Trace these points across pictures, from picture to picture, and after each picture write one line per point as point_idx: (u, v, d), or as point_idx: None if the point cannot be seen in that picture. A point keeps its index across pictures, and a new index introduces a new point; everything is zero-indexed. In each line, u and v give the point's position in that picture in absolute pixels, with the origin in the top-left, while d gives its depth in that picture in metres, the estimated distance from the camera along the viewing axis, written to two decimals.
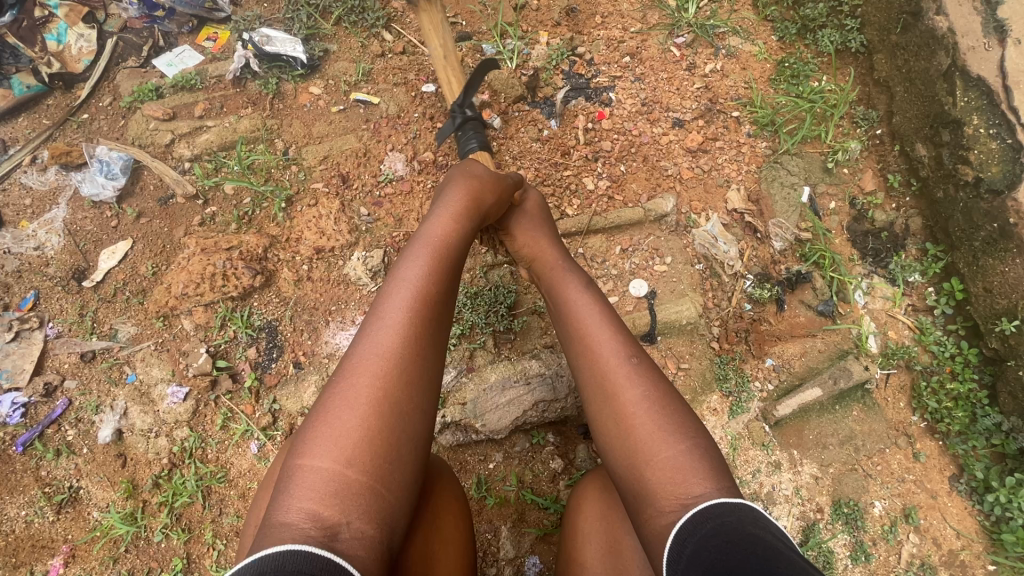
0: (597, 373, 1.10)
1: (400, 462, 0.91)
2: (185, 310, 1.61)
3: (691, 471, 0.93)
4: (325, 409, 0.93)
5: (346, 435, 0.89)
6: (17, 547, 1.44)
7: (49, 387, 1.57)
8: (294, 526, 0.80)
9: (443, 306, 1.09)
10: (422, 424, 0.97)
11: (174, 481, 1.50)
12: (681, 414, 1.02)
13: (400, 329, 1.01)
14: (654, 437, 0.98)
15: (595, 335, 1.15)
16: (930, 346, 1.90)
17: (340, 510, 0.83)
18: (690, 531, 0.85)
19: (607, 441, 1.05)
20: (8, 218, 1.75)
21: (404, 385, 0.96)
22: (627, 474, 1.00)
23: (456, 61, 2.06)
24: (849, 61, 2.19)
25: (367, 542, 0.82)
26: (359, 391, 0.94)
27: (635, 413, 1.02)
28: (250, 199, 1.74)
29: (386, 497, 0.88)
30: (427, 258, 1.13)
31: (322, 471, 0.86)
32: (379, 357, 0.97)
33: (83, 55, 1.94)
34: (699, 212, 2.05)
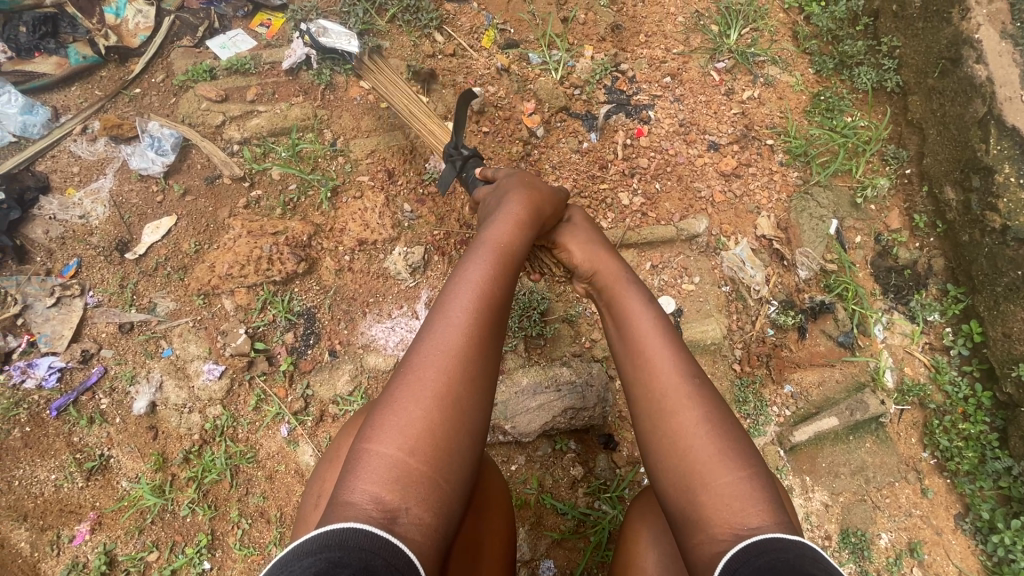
0: (646, 392, 1.08)
1: (457, 453, 0.96)
2: (227, 290, 1.64)
3: (750, 500, 0.92)
4: (395, 399, 0.97)
5: (410, 424, 0.94)
6: (45, 510, 1.46)
7: (86, 354, 1.59)
8: (358, 505, 0.85)
9: (500, 309, 1.13)
10: (480, 418, 1.01)
11: (205, 457, 1.53)
12: (736, 441, 1.00)
13: (466, 328, 1.05)
14: (715, 462, 0.97)
15: (653, 352, 1.11)
16: (944, 385, 1.94)
17: (400, 495, 0.87)
18: (743, 562, 0.83)
19: (658, 461, 1.03)
20: (55, 184, 1.77)
21: (465, 385, 1.00)
22: (681, 492, 0.98)
23: (503, 67, 2.13)
24: (883, 99, 2.24)
25: (424, 527, 0.87)
26: (425, 384, 0.98)
27: (693, 435, 1.00)
28: (296, 186, 1.77)
29: (441, 487, 0.92)
30: (491, 262, 1.17)
31: (386, 457, 0.91)
32: (443, 356, 1.02)
33: (139, 31, 1.96)
34: (729, 235, 2.08)
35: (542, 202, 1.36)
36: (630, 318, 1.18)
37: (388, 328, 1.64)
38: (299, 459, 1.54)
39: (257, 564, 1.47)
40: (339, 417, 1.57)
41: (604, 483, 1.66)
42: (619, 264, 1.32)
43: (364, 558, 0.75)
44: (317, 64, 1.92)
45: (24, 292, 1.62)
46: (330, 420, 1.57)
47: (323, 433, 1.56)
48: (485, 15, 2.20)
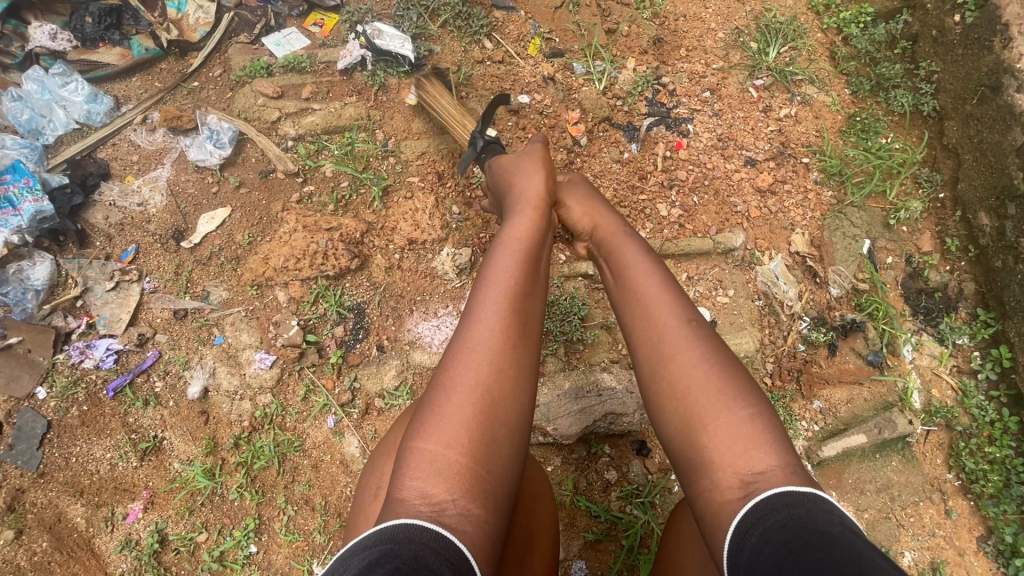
0: (644, 341, 1.04)
1: (506, 433, 0.88)
2: (281, 282, 1.69)
3: (753, 440, 0.88)
4: (431, 395, 0.90)
5: (448, 416, 0.86)
6: (101, 487, 1.51)
7: (142, 338, 1.64)
8: (407, 501, 0.79)
9: (532, 289, 1.03)
10: (525, 397, 0.93)
11: (254, 444, 1.57)
12: (739, 381, 0.95)
13: (501, 310, 0.96)
14: (713, 400, 0.93)
15: (652, 298, 1.08)
16: (971, 408, 1.97)
17: (446, 487, 0.80)
18: (753, 523, 0.79)
19: (659, 410, 0.99)
20: (115, 171, 1.83)
21: (499, 372, 0.91)
22: (682, 438, 0.95)
23: (549, 76, 2.18)
24: (919, 123, 2.26)
25: (475, 520, 0.79)
26: (458, 376, 0.90)
27: (689, 375, 0.97)
28: (348, 184, 1.82)
29: (488, 479, 0.84)
30: (524, 243, 1.09)
31: (429, 452, 0.84)
32: (484, 344, 0.93)
33: (199, 26, 2.01)
34: (763, 250, 2.12)
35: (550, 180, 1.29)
36: (626, 272, 1.15)
37: (434, 327, 1.68)
38: (343, 450, 1.58)
39: (301, 550, 1.51)
40: (384, 411, 1.61)
41: (637, 488, 1.68)
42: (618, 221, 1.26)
43: (414, 550, 0.70)
44: (371, 66, 1.96)
45: (86, 275, 1.68)
46: (376, 413, 1.61)
47: (369, 426, 1.59)
48: (532, 24, 2.25)
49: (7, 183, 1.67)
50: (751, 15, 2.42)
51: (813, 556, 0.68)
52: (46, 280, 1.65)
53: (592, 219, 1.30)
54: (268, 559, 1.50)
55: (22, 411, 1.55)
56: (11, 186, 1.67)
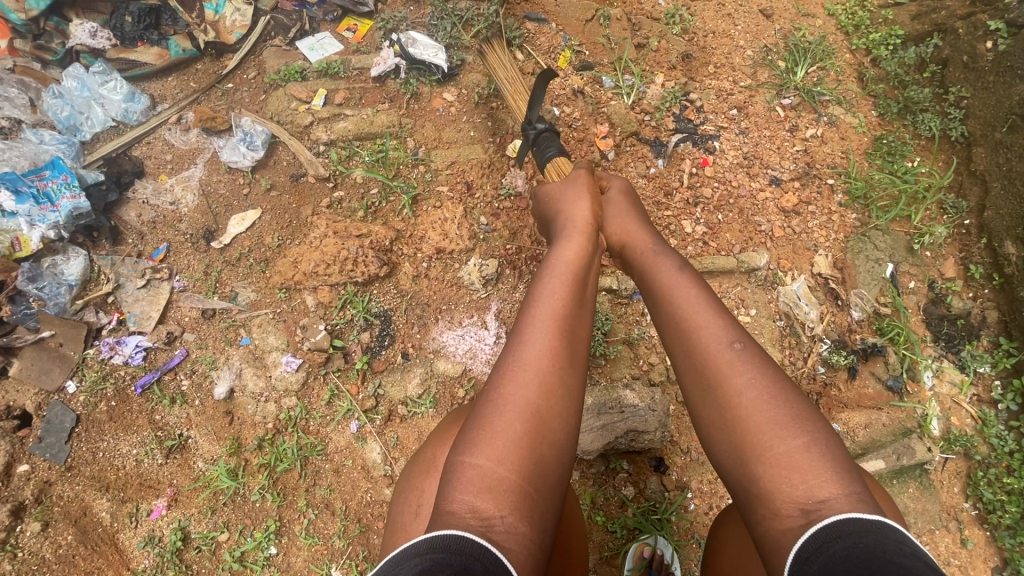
0: (691, 359, 0.99)
1: (552, 449, 0.87)
2: (309, 287, 1.70)
3: (814, 469, 0.81)
4: (480, 414, 0.89)
5: (498, 433, 0.85)
6: (126, 483, 1.53)
7: (170, 336, 1.66)
8: (456, 515, 0.77)
9: (581, 309, 1.03)
10: (575, 417, 0.92)
11: (277, 446, 1.58)
12: (797, 405, 0.89)
13: (553, 327, 0.96)
14: (771, 427, 0.86)
15: (697, 316, 1.01)
16: (990, 438, 1.95)
17: (496, 503, 0.79)
18: (816, 551, 0.73)
19: (709, 433, 0.94)
20: (149, 170, 1.85)
21: (548, 391, 0.90)
22: (735, 463, 0.89)
23: (578, 89, 2.20)
24: (947, 147, 2.25)
25: (521, 537, 0.77)
26: (509, 395, 0.89)
27: (741, 400, 0.90)
28: (378, 190, 1.83)
29: (536, 498, 0.82)
30: (575, 259, 1.11)
31: (479, 467, 0.82)
32: (534, 361, 0.92)
33: (235, 28, 2.03)
34: (786, 270, 2.12)
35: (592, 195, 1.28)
36: (665, 287, 1.09)
37: (459, 336, 1.69)
38: (366, 456, 1.59)
39: (320, 554, 1.52)
40: (407, 418, 1.62)
41: (654, 505, 1.68)
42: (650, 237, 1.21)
43: (464, 561, 0.68)
44: (404, 74, 1.98)
45: (117, 272, 1.70)
46: (398, 420, 1.62)
47: (391, 433, 1.60)
48: (563, 36, 2.27)
49: (46, 179, 1.69)
50: (780, 33, 2.42)
51: None
52: (79, 275, 1.67)
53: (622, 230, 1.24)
54: (287, 561, 1.51)
55: (52, 404, 1.57)
56: (50, 183, 1.68)
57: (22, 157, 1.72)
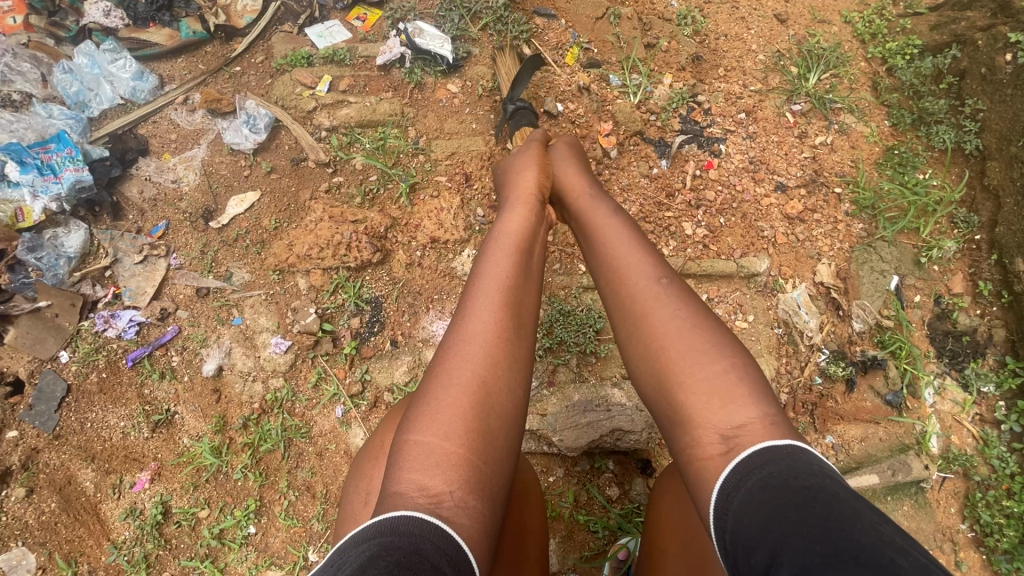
0: (625, 303, 1.05)
1: (502, 420, 0.86)
2: (303, 270, 1.71)
3: (729, 394, 0.87)
4: (427, 388, 0.89)
5: (445, 408, 0.85)
6: (111, 454, 1.55)
7: (164, 312, 1.68)
8: (404, 495, 0.76)
9: (525, 276, 1.05)
10: (523, 384, 0.92)
11: (262, 426, 1.59)
12: (715, 335, 0.95)
13: (500, 300, 0.97)
14: (691, 357, 0.92)
15: (628, 263, 1.09)
16: (991, 459, 1.89)
17: (444, 478, 0.78)
18: (737, 484, 0.77)
19: (646, 379, 0.99)
20: (153, 148, 1.87)
21: (493, 360, 0.90)
22: (668, 405, 0.94)
23: (584, 86, 2.18)
24: (960, 160, 2.19)
25: (471, 512, 0.77)
26: (459, 368, 0.89)
27: (665, 333, 0.97)
28: (377, 178, 1.83)
29: (487, 472, 0.82)
30: (515, 229, 1.14)
31: (426, 444, 0.82)
32: (483, 331, 0.93)
33: (246, 13, 2.07)
34: (788, 277, 2.07)
35: (541, 165, 1.37)
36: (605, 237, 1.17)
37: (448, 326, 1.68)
38: (349, 441, 1.59)
39: (298, 536, 1.52)
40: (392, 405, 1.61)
41: (638, 507, 1.64)
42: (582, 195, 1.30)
43: (415, 542, 0.68)
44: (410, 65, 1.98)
45: (116, 246, 1.73)
46: (383, 407, 1.62)
47: (376, 419, 1.60)
48: (572, 33, 2.26)
49: (51, 151, 1.72)
50: (794, 39, 2.38)
51: (800, 515, 0.66)
52: (79, 248, 1.70)
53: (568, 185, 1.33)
54: (265, 542, 1.51)
55: (44, 373, 1.60)
56: (54, 155, 1.71)
57: (29, 129, 1.76)
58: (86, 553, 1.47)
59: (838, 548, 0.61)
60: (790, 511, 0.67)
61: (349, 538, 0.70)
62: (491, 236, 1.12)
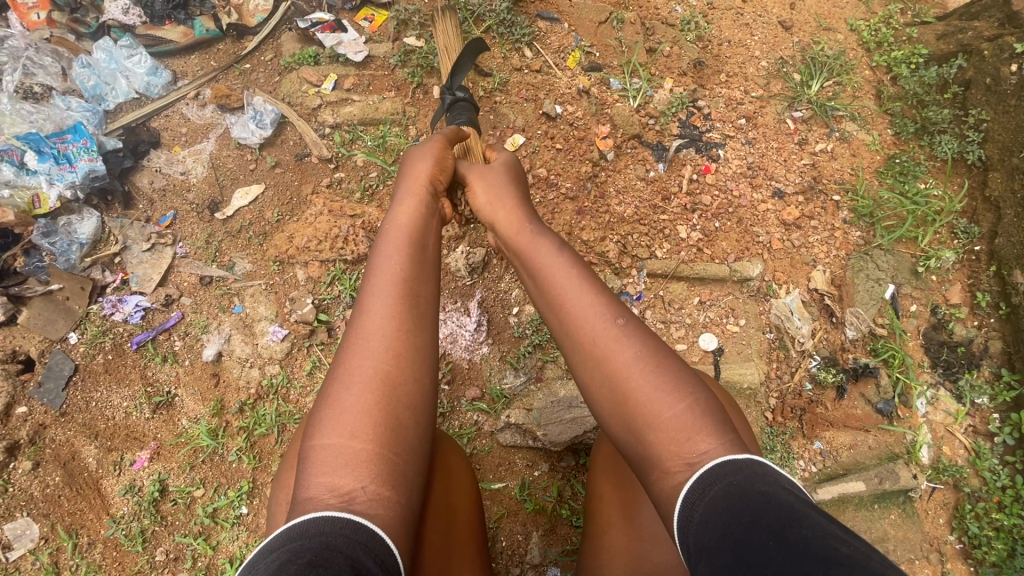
0: (577, 341, 1.01)
1: (411, 409, 0.93)
2: (301, 261, 1.77)
3: (696, 431, 0.87)
4: (330, 394, 0.93)
5: (350, 412, 0.90)
6: (113, 433, 1.62)
7: (168, 299, 1.74)
8: (316, 498, 0.82)
9: (423, 268, 1.07)
10: (428, 373, 0.98)
11: (257, 411, 1.65)
12: (674, 370, 0.94)
13: (392, 299, 1.00)
14: (657, 398, 0.91)
15: (575, 296, 1.03)
16: (983, 471, 1.87)
17: (354, 476, 0.84)
18: (700, 494, 0.80)
19: (607, 418, 0.97)
20: (164, 141, 1.95)
21: (395, 354, 0.95)
22: (634, 444, 0.93)
23: (584, 89, 2.18)
24: (962, 170, 2.15)
25: (386, 501, 0.84)
26: (358, 373, 0.93)
27: (629, 375, 0.94)
28: (377, 174, 1.89)
29: (398, 461, 0.89)
30: (408, 223, 1.12)
31: (333, 447, 0.87)
32: (378, 330, 0.97)
33: (257, 12, 2.12)
34: (781, 283, 2.04)
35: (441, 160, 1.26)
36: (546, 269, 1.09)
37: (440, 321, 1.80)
38: None
39: None
40: None
41: None
42: (521, 222, 1.19)
43: (326, 540, 0.74)
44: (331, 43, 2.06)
45: (126, 234, 1.80)
46: None
47: None
48: (574, 36, 2.28)
49: (68, 142, 1.80)
50: (798, 46, 2.36)
51: (753, 514, 0.72)
52: (90, 235, 1.78)
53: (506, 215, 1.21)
54: (257, 522, 1.57)
55: (54, 353, 1.67)
56: (70, 145, 1.80)
57: (47, 120, 1.84)
58: (86, 526, 1.54)
59: (785, 541, 0.66)
60: (745, 512, 0.73)
61: (263, 547, 0.75)
62: (383, 229, 1.10)
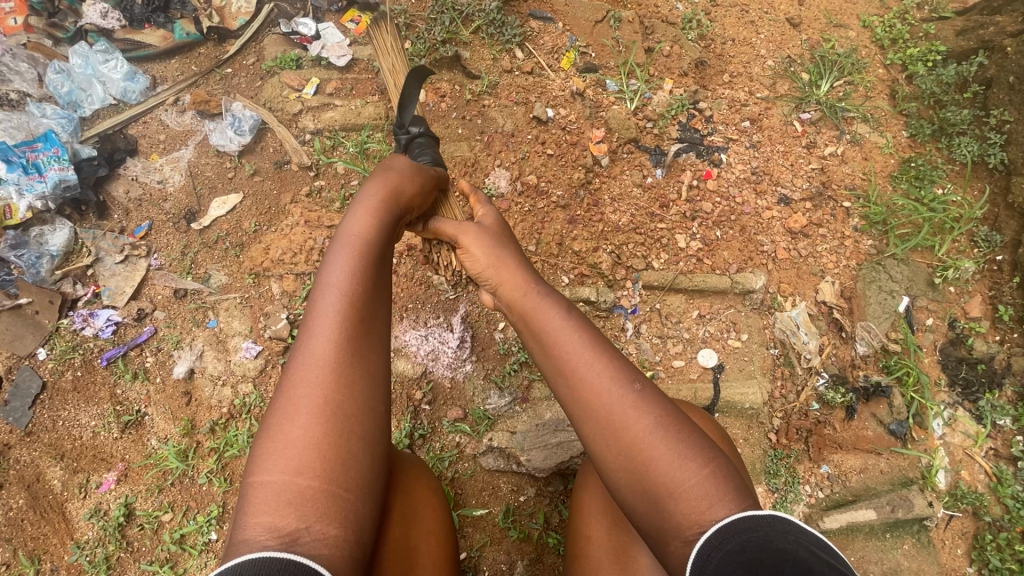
0: (587, 414, 0.88)
1: (364, 440, 0.83)
2: (277, 274, 1.70)
3: (718, 493, 0.78)
4: (271, 427, 0.82)
5: (295, 444, 0.79)
6: (81, 453, 1.56)
7: (141, 313, 1.68)
8: (254, 541, 0.72)
9: (379, 287, 0.94)
10: (381, 397, 0.88)
11: (229, 432, 1.58)
12: (688, 435, 0.84)
13: (341, 319, 0.87)
14: (678, 466, 0.81)
15: (588, 363, 0.90)
16: (1004, 498, 1.70)
17: (299, 515, 0.74)
18: (715, 547, 0.74)
19: (620, 490, 0.86)
20: (142, 148, 1.89)
21: (346, 384, 0.84)
22: (650, 515, 0.83)
23: (578, 91, 2.08)
24: (983, 175, 1.99)
25: (331, 541, 0.74)
26: (302, 405, 0.82)
27: (646, 446, 0.83)
28: (358, 182, 1.82)
29: (346, 496, 0.78)
30: (365, 239, 0.96)
31: (274, 484, 0.77)
32: (326, 355, 0.85)
33: (240, 14, 2.05)
34: (786, 295, 1.91)
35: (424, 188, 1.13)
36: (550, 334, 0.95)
37: (421, 337, 1.71)
38: None
39: None
40: None
41: None
42: (526, 275, 1.03)
43: None
44: (319, 51, 1.98)
45: (98, 246, 1.74)
46: None
47: None
48: (569, 37, 2.17)
49: (37, 151, 1.74)
50: (806, 44, 2.23)
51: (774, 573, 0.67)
52: (62, 247, 1.73)
53: (499, 273, 1.06)
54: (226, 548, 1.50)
55: (21, 369, 1.62)
56: (41, 155, 1.74)
57: (20, 128, 1.79)
58: (49, 552, 1.49)
59: None
60: (762, 568, 0.68)
61: None
62: (335, 244, 0.95)
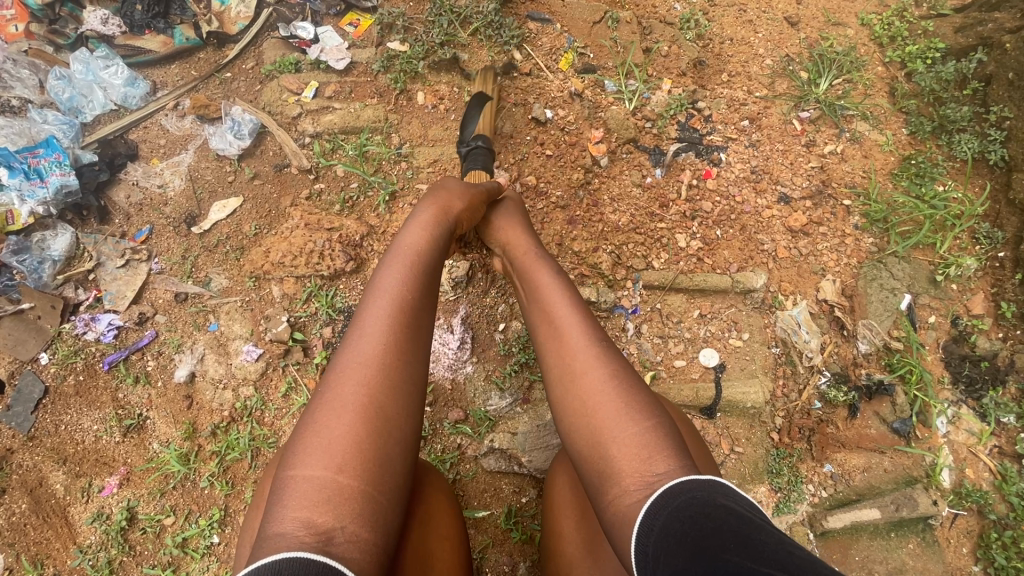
0: (557, 367, 1.02)
1: (401, 449, 0.85)
2: (277, 277, 1.71)
3: (655, 448, 0.86)
4: (313, 421, 0.84)
5: (338, 440, 0.81)
6: (83, 458, 1.57)
7: (142, 317, 1.68)
8: (289, 535, 0.71)
9: (426, 297, 1.01)
10: (418, 410, 0.90)
11: (230, 435, 1.58)
12: (641, 400, 0.94)
13: (392, 320, 0.94)
14: (621, 414, 0.91)
15: (564, 323, 1.07)
16: (1009, 496, 1.69)
17: (335, 514, 0.74)
18: (662, 505, 0.78)
19: (569, 434, 0.97)
20: (142, 153, 1.90)
21: (390, 387, 0.87)
22: (593, 464, 0.91)
23: (576, 92, 2.08)
24: (984, 172, 1.98)
25: (362, 545, 0.73)
26: (346, 402, 0.85)
27: (597, 393, 0.95)
28: (357, 185, 1.82)
29: (378, 497, 0.79)
30: (422, 249, 1.06)
31: (314, 479, 0.77)
32: (373, 356, 0.89)
33: (239, 19, 2.06)
34: (787, 293, 1.90)
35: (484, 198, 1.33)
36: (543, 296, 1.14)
37: None
38: None
39: None
40: None
41: None
42: (532, 245, 1.28)
43: None
44: (316, 54, 1.99)
45: (100, 250, 1.75)
46: None
47: None
48: (567, 38, 2.18)
49: (39, 156, 1.75)
50: (805, 43, 2.23)
51: (718, 520, 0.71)
52: (63, 252, 1.73)
53: (511, 239, 1.32)
54: (228, 552, 1.50)
55: (24, 374, 1.62)
56: (42, 160, 1.75)
57: (21, 134, 1.80)
58: (52, 556, 1.49)
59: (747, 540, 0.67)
60: (708, 519, 0.72)
61: None
62: (394, 251, 1.06)
